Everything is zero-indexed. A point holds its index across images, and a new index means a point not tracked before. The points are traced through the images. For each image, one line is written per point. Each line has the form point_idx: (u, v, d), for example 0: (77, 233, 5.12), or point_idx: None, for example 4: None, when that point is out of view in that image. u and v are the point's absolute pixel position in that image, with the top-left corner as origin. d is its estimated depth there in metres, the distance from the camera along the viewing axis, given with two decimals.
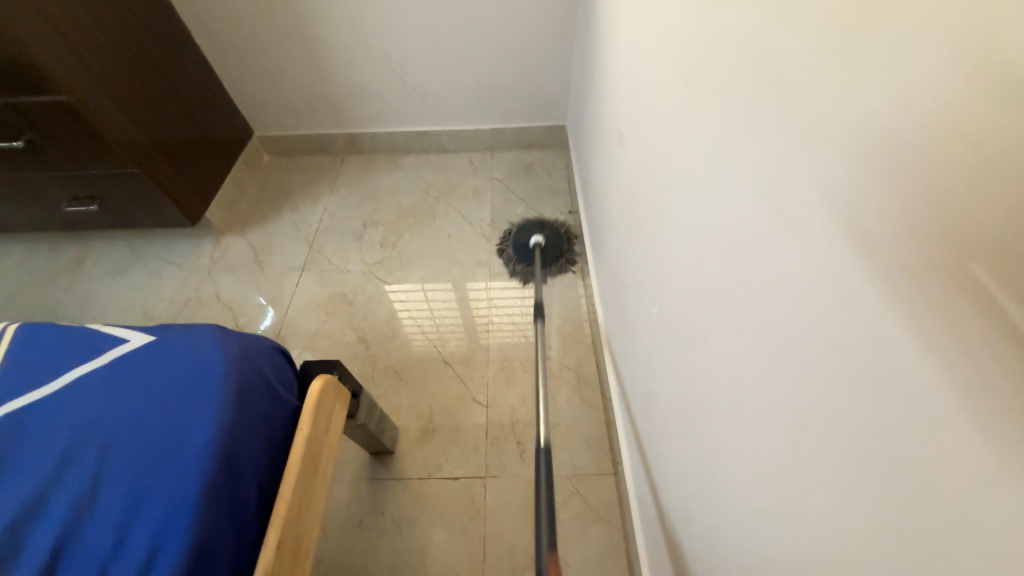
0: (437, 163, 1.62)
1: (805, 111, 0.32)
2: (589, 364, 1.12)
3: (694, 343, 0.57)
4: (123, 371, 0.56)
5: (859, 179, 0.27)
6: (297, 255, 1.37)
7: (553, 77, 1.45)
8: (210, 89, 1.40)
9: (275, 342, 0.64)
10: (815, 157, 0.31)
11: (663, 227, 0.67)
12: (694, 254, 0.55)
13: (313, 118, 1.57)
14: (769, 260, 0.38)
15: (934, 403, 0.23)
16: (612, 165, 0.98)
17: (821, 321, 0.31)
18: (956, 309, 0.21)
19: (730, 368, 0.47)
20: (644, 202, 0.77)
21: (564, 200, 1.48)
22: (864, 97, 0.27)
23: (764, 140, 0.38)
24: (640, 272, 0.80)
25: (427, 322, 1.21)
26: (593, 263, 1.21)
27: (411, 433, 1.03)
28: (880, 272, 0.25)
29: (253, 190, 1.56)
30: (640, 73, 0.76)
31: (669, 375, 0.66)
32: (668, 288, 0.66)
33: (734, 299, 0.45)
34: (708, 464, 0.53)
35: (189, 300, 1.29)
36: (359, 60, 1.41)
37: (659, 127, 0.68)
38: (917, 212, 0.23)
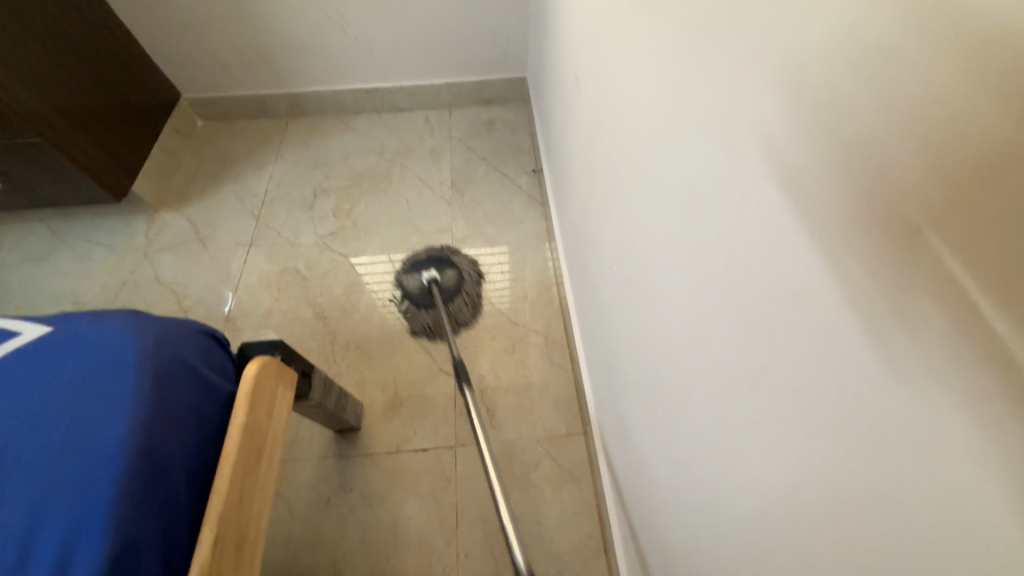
0: (390, 122, 1.50)
1: (750, 27, 0.28)
2: (557, 327, 1.10)
3: (649, 300, 0.54)
4: (19, 369, 0.50)
5: (798, 109, 0.24)
6: (242, 230, 1.27)
7: (509, 22, 1.33)
8: (119, 45, 1.23)
9: (203, 325, 0.59)
10: (757, 83, 0.28)
11: (619, 179, 0.63)
12: (648, 206, 0.51)
13: (247, 75, 1.42)
14: (715, 205, 0.35)
15: (864, 355, 0.21)
16: (571, 116, 0.92)
17: (764, 267, 0.28)
18: (883, 253, 0.19)
19: (682, 325, 0.44)
20: (603, 154, 0.71)
21: (528, 158, 1.41)
22: (807, 10, 0.23)
23: (707, 69, 0.34)
24: (600, 229, 0.76)
25: (390, 291, 1.16)
26: (558, 222, 1.16)
27: (376, 408, 0.99)
28: (817, 210, 0.23)
29: (187, 159, 1.42)
30: (594, 7, 0.69)
31: (629, 333, 0.64)
32: (625, 245, 0.63)
33: (683, 252, 0.42)
34: (665, 421, 0.52)
35: (124, 283, 1.19)
36: (291, 5, 1.26)
37: (614, 68, 0.62)
38: (851, 146, 0.20)
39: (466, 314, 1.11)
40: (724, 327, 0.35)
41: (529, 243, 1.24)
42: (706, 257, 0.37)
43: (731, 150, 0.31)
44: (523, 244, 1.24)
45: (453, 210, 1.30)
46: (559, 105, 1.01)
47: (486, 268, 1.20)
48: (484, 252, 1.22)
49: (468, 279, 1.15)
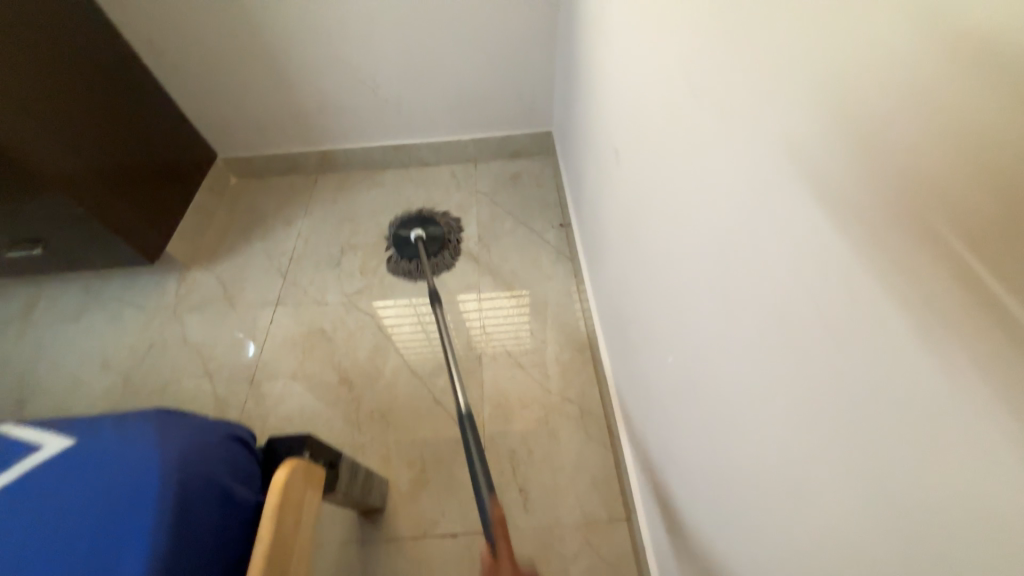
0: (417, 177, 1.51)
1: (783, 82, 0.31)
2: (593, 395, 1.04)
3: (706, 372, 0.51)
4: (38, 489, 0.47)
5: (832, 139, 0.26)
6: (269, 288, 1.27)
7: (536, 81, 1.35)
8: (161, 113, 1.28)
9: (229, 429, 0.55)
10: (839, 196, 0.26)
11: (666, 243, 0.61)
12: (703, 277, 0.50)
13: (280, 135, 1.46)
14: (760, 241, 0.36)
15: (916, 356, 0.23)
16: (605, 177, 0.90)
17: (813, 292, 0.30)
18: (927, 266, 0.21)
19: (730, 360, 0.45)
20: (642, 211, 0.71)
21: (554, 212, 1.40)
22: (835, 57, 0.26)
23: (744, 117, 0.37)
24: (642, 285, 0.74)
25: (418, 340, 1.14)
26: (589, 279, 1.13)
27: (402, 485, 0.94)
28: (860, 231, 0.25)
29: (220, 217, 1.44)
30: (621, 64, 0.74)
31: (681, 403, 0.60)
32: (675, 309, 0.60)
33: (728, 285, 0.43)
34: (719, 473, 0.50)
35: (151, 344, 1.18)
36: (327, 72, 1.31)
37: (650, 128, 0.64)
38: (889, 164, 0.22)
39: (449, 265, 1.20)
40: (776, 353, 0.36)
41: (559, 301, 1.20)
42: (755, 292, 0.38)
43: (804, 224, 0.30)
44: (553, 303, 1.20)
45: (480, 268, 1.28)
46: (590, 162, 1.01)
47: (515, 329, 1.16)
48: (508, 296, 1.22)
49: (450, 230, 1.21)
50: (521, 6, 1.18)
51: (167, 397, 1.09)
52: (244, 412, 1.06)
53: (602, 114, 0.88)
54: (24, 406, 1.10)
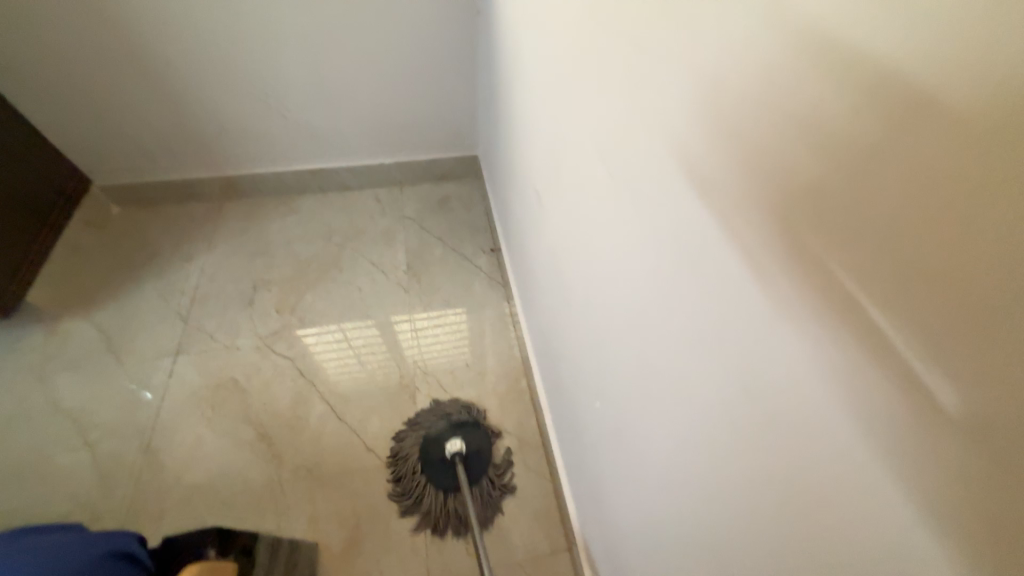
0: (338, 203, 1.43)
1: (694, 134, 0.34)
2: (530, 424, 1.04)
3: (632, 392, 0.54)
4: None
5: (746, 180, 0.29)
6: (167, 336, 1.12)
7: (458, 105, 1.34)
8: (14, 137, 1.08)
9: (108, 547, 0.46)
10: (752, 242, 0.29)
11: (590, 266, 0.64)
12: (626, 302, 0.52)
13: (173, 158, 1.30)
14: (682, 279, 0.39)
15: (821, 386, 0.25)
16: (527, 200, 0.91)
17: (734, 327, 0.32)
18: (827, 305, 0.23)
19: (658, 391, 0.47)
20: (565, 234, 0.72)
21: (484, 236, 1.39)
22: (744, 103, 0.28)
23: (659, 160, 0.40)
24: (567, 304, 0.76)
25: (348, 371, 1.09)
26: (520, 304, 1.13)
27: (333, 547, 0.87)
28: (774, 272, 0.27)
29: (99, 254, 1.25)
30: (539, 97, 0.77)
31: (608, 423, 0.63)
32: (599, 330, 0.63)
33: (653, 321, 0.46)
34: (656, 513, 0.52)
35: (11, 415, 0.99)
36: (225, 92, 1.19)
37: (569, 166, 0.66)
38: (796, 201, 0.24)
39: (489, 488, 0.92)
40: (702, 386, 0.38)
41: (493, 329, 1.20)
42: (680, 329, 0.40)
43: (718, 264, 0.33)
44: (487, 332, 1.19)
45: (410, 299, 1.23)
46: (515, 190, 1.02)
47: (450, 362, 1.13)
48: (441, 316, 1.21)
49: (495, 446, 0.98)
50: (437, 33, 1.17)
51: (33, 480, 0.92)
52: (137, 486, 0.92)
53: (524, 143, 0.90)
54: None
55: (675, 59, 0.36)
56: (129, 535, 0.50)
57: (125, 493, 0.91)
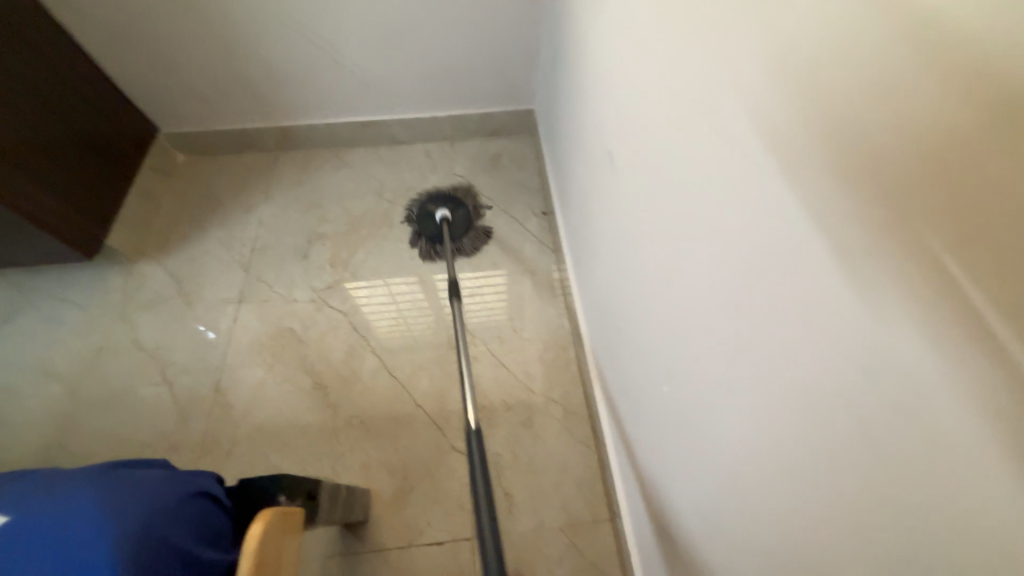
0: (389, 157, 1.40)
1: (784, 105, 0.31)
2: (576, 395, 1.03)
3: (689, 365, 0.54)
4: None
5: (824, 156, 0.27)
6: (231, 283, 1.17)
7: (517, 54, 1.24)
8: (86, 84, 1.11)
9: (190, 488, 0.49)
10: (827, 212, 0.28)
11: (649, 237, 0.62)
12: (687, 274, 0.51)
13: (230, 107, 1.30)
14: (759, 262, 0.36)
15: (909, 378, 0.23)
16: (586, 165, 0.89)
17: (813, 315, 0.31)
18: (925, 298, 0.22)
19: (723, 374, 0.45)
20: (625, 202, 0.71)
21: (536, 198, 1.33)
22: (823, 75, 0.27)
23: (739, 132, 0.37)
24: (623, 275, 0.75)
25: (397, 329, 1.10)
26: (572, 270, 1.10)
27: (384, 494, 0.92)
28: (866, 261, 0.25)
29: (167, 201, 1.30)
30: (605, 56, 0.73)
31: (664, 396, 0.63)
32: (657, 302, 0.62)
33: (723, 302, 0.43)
34: (714, 496, 0.51)
35: (100, 349, 1.08)
36: (280, 39, 1.15)
37: (637, 129, 0.62)
38: (870, 179, 0.24)
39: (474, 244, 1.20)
40: (770, 372, 0.37)
41: (542, 296, 1.17)
42: (753, 312, 0.38)
43: (792, 237, 0.32)
44: (536, 299, 1.16)
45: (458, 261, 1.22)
46: (575, 153, 0.97)
47: (497, 327, 1.13)
48: (488, 277, 1.19)
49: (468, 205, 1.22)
50: None
51: (122, 409, 1.01)
52: (210, 423, 0.99)
53: (586, 105, 0.86)
54: None
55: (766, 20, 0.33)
56: (207, 475, 0.53)
57: (200, 427, 0.99)
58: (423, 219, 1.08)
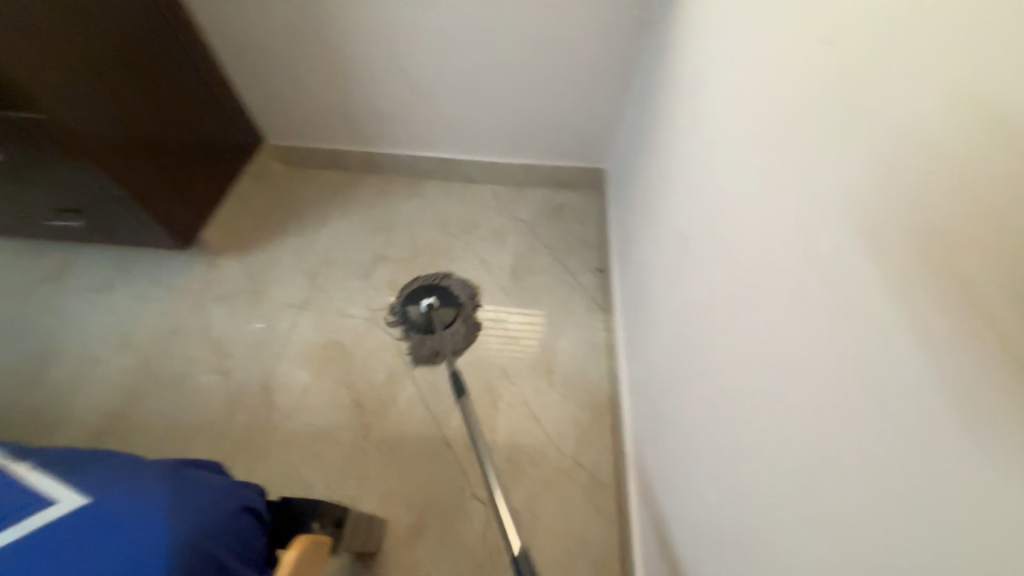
0: (460, 193, 1.47)
1: (847, 199, 0.33)
2: (606, 465, 1.01)
3: (735, 464, 0.51)
4: (39, 555, 0.44)
5: (921, 271, 0.26)
6: (296, 289, 1.25)
7: (599, 118, 1.29)
8: (215, 96, 1.25)
9: (239, 503, 0.52)
10: (922, 332, 0.26)
11: (712, 320, 0.61)
12: (745, 366, 0.49)
13: (328, 129, 1.42)
14: (814, 344, 0.37)
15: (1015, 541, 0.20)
16: (656, 232, 0.90)
17: (864, 406, 0.31)
18: None
19: (764, 449, 0.44)
20: (691, 278, 0.71)
21: (593, 254, 1.35)
22: (919, 187, 0.26)
23: (804, 216, 0.39)
24: (678, 350, 0.74)
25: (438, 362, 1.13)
26: (624, 333, 1.09)
27: (399, 528, 0.92)
28: (973, 399, 0.23)
29: (258, 205, 1.43)
30: (685, 131, 0.75)
31: (704, 490, 0.59)
32: (710, 388, 0.60)
33: (783, 401, 0.41)
34: None
35: (173, 331, 1.17)
36: (386, 80, 1.26)
37: (713, 211, 0.62)
38: (980, 306, 0.22)
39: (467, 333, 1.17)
40: (813, 456, 0.36)
41: (585, 354, 1.16)
42: (801, 393, 0.38)
43: (875, 352, 0.30)
44: (578, 356, 1.16)
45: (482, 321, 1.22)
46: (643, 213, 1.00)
47: (535, 378, 1.13)
48: (529, 317, 1.22)
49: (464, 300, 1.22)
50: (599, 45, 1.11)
51: (179, 392, 1.08)
52: (252, 420, 1.04)
53: (664, 175, 0.88)
54: (42, 378, 1.11)
55: (853, 130, 0.33)
56: (253, 489, 0.56)
57: (244, 422, 1.04)
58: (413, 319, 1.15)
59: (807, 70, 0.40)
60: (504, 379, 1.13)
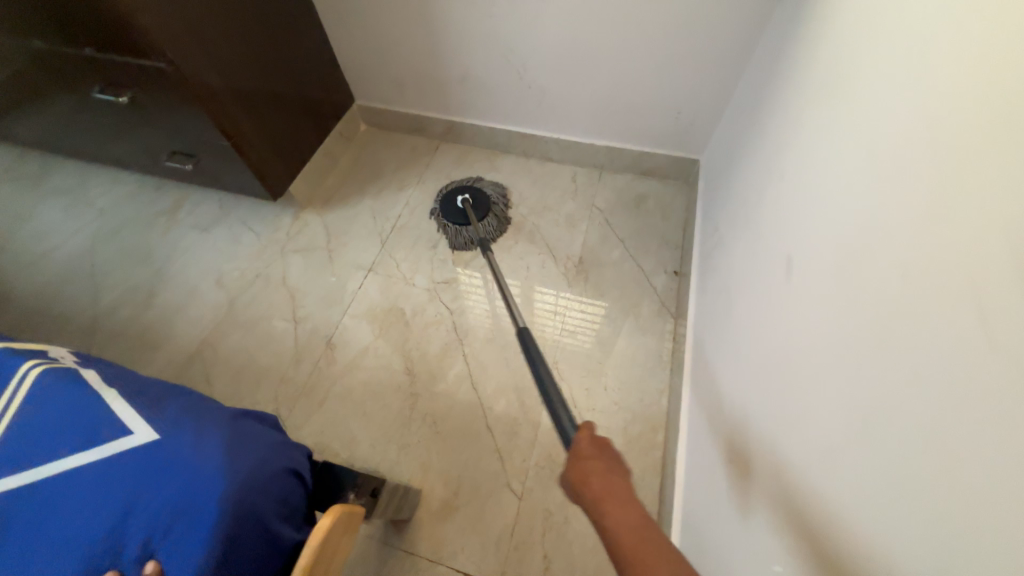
0: (537, 172, 1.41)
1: None
2: (650, 484, 0.96)
3: (821, 548, 0.42)
4: (115, 480, 0.48)
5: None
6: (368, 251, 1.29)
7: (705, 104, 1.14)
8: (317, 54, 1.28)
9: (286, 463, 0.54)
10: None
11: (808, 364, 0.51)
12: (857, 438, 0.40)
13: (416, 94, 1.41)
14: (960, 399, 0.29)
15: None
16: (753, 242, 0.78)
17: None
18: None
19: (865, 524, 0.37)
20: (787, 305, 0.60)
21: (672, 254, 1.23)
22: None
23: (970, 235, 0.31)
24: (755, 385, 0.64)
25: (492, 345, 1.11)
26: (693, 347, 0.99)
27: (433, 501, 0.94)
28: None
29: (343, 164, 1.48)
30: (812, 130, 0.63)
31: (764, 556, 0.52)
32: (793, 443, 0.51)
33: (916, 507, 0.32)
34: None
35: (258, 276, 1.27)
36: (478, 46, 1.20)
37: (834, 234, 0.51)
38: None
39: (496, 228, 1.25)
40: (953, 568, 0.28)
41: (646, 361, 1.09)
42: (942, 480, 0.30)
43: None
44: (638, 363, 1.08)
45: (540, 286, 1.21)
46: (738, 215, 0.89)
47: (589, 379, 1.07)
48: (591, 307, 1.16)
49: (495, 199, 1.27)
50: (722, 20, 0.96)
51: (257, 332, 1.18)
52: (315, 370, 1.11)
53: (773, 178, 0.75)
54: (153, 300, 1.26)
55: None
56: (301, 450, 0.59)
57: (307, 371, 1.11)
58: (449, 211, 1.21)
59: (996, 50, 0.32)
60: (555, 373, 1.09)
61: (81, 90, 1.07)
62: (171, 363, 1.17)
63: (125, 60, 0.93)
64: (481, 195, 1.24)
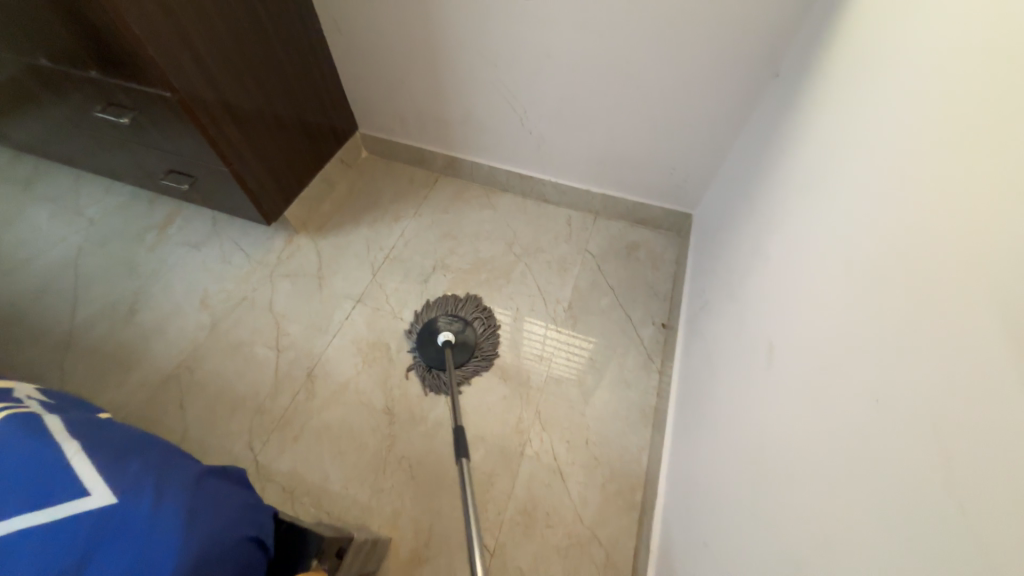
0: (533, 213, 1.42)
1: None
2: (625, 546, 0.94)
3: None
4: (62, 546, 0.46)
5: None
6: (358, 281, 1.28)
7: (699, 165, 1.17)
8: (324, 85, 1.30)
9: (248, 532, 0.53)
10: None
11: (789, 444, 0.52)
12: (834, 533, 0.40)
13: (419, 129, 1.43)
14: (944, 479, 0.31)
15: None
16: (739, 308, 0.80)
17: None
18: None
19: None
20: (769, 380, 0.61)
21: (660, 306, 1.24)
22: None
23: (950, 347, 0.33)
24: (736, 456, 0.65)
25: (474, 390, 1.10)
26: (675, 406, 1.00)
27: (401, 551, 0.91)
28: None
29: (341, 190, 1.48)
30: (799, 209, 0.65)
31: None
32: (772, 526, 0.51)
33: None
34: None
35: (244, 299, 1.25)
36: (483, 92, 1.22)
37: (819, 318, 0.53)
38: None
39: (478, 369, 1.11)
40: None
41: (628, 415, 1.08)
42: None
43: None
44: (620, 419, 1.08)
45: (530, 319, 1.22)
46: (728, 271, 0.91)
47: (570, 431, 1.06)
48: (579, 348, 1.17)
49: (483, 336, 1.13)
50: (718, 90, 1.00)
51: (238, 358, 1.16)
52: (292, 404, 1.09)
53: (760, 247, 0.77)
54: (133, 317, 1.23)
55: None
56: (265, 518, 0.57)
57: (285, 404, 1.09)
58: (428, 346, 1.09)
59: (978, 172, 0.34)
60: (536, 422, 1.08)
61: (82, 106, 1.07)
62: (144, 386, 1.14)
63: (130, 84, 0.94)
64: (466, 333, 1.10)
